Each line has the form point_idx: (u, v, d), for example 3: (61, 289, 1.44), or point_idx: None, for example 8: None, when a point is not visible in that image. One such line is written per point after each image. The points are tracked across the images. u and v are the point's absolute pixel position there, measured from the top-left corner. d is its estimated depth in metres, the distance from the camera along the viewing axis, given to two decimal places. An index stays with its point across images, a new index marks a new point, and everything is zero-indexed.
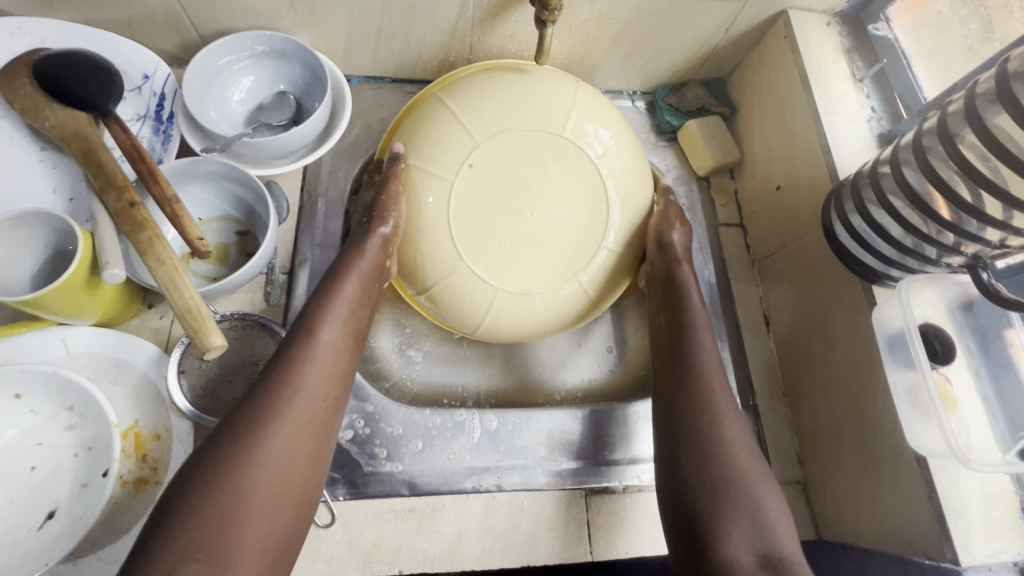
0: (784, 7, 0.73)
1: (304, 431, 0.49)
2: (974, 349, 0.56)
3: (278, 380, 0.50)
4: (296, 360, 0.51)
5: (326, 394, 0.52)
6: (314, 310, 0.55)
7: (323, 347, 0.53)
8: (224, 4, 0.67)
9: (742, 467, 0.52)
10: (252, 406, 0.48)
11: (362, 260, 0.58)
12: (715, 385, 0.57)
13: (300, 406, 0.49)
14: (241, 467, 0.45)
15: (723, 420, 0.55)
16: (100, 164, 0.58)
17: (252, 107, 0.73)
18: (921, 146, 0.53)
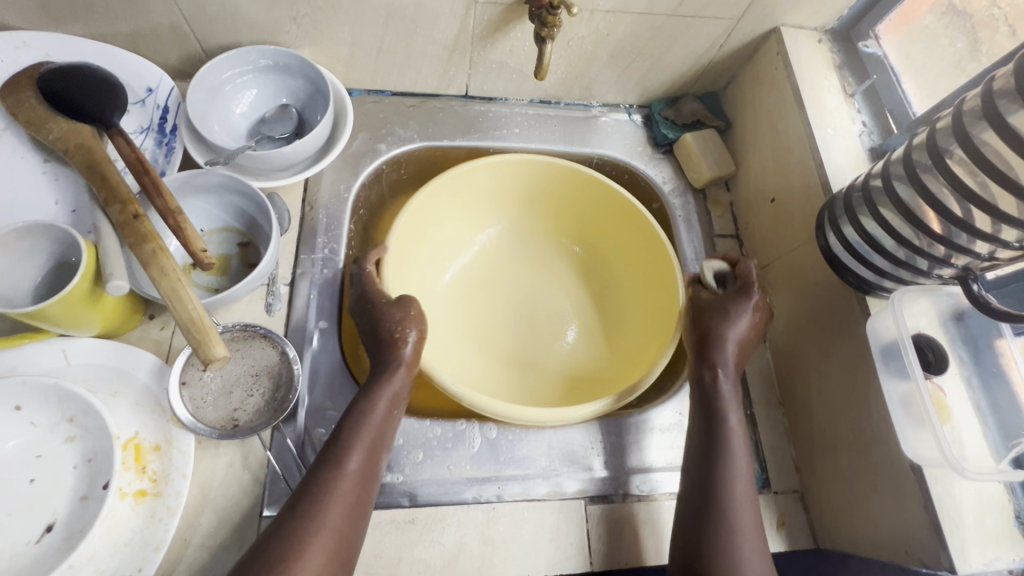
0: (776, 24, 0.75)
1: (319, 575, 0.48)
2: (966, 359, 0.57)
3: (295, 532, 0.49)
4: (315, 505, 0.51)
5: (342, 538, 0.51)
6: (346, 436, 0.56)
7: (353, 468, 0.54)
8: (229, 18, 0.68)
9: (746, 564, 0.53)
10: (270, 561, 0.47)
11: (385, 397, 0.59)
12: (742, 503, 0.56)
13: (314, 561, 0.48)
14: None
15: (745, 549, 0.53)
16: (104, 177, 0.59)
17: (254, 120, 0.73)
18: (911, 161, 0.55)
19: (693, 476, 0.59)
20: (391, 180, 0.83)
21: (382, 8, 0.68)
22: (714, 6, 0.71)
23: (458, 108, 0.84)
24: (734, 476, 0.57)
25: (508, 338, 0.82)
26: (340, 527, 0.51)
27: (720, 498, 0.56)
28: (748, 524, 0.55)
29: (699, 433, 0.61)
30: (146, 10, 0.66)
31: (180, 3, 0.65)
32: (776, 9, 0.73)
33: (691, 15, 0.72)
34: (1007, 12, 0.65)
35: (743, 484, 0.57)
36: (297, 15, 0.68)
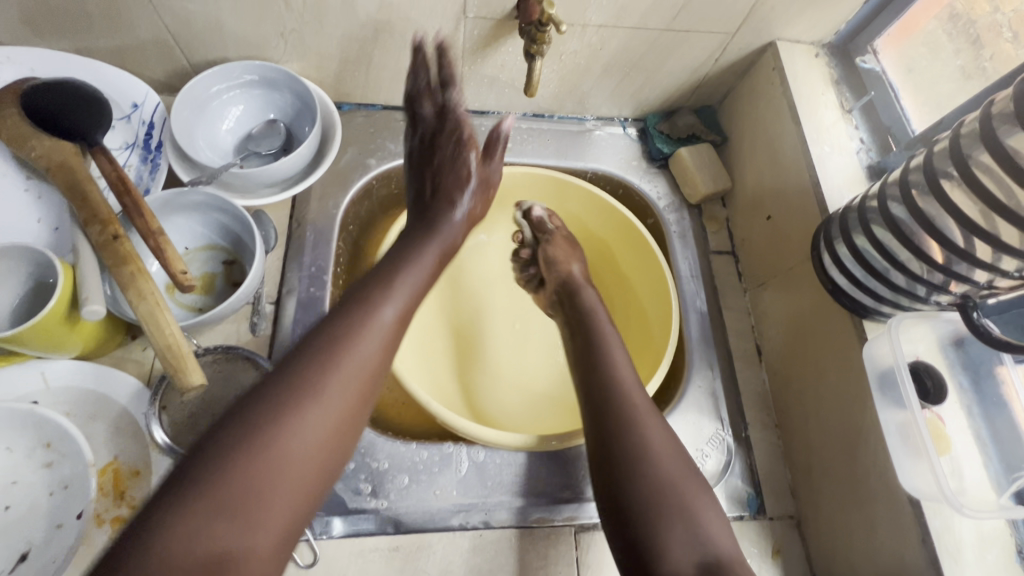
0: (773, 38, 0.74)
1: (295, 476, 0.40)
2: (967, 386, 0.56)
3: (298, 385, 0.42)
4: (333, 344, 0.45)
5: (345, 440, 0.44)
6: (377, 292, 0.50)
7: (388, 316, 0.49)
8: (215, 33, 0.67)
9: (650, 443, 0.53)
10: (276, 394, 0.42)
11: (411, 271, 0.54)
12: (635, 395, 0.57)
13: (326, 403, 0.43)
14: (263, 459, 0.39)
15: (648, 430, 0.54)
16: (85, 196, 0.58)
17: (242, 136, 0.72)
18: (908, 184, 0.53)
19: (586, 384, 0.60)
20: (381, 195, 0.82)
21: (370, 24, 0.67)
22: (709, 20, 0.70)
23: None
24: (621, 381, 0.58)
25: (502, 355, 0.82)
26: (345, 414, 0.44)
27: (610, 393, 0.57)
28: (642, 404, 0.56)
29: (582, 342, 0.65)
30: (131, 26, 0.65)
31: (164, 18, 0.64)
32: (772, 23, 0.72)
33: (685, 29, 0.71)
34: (1012, 17, 0.62)
35: (632, 384, 0.59)
36: (283, 30, 0.67)
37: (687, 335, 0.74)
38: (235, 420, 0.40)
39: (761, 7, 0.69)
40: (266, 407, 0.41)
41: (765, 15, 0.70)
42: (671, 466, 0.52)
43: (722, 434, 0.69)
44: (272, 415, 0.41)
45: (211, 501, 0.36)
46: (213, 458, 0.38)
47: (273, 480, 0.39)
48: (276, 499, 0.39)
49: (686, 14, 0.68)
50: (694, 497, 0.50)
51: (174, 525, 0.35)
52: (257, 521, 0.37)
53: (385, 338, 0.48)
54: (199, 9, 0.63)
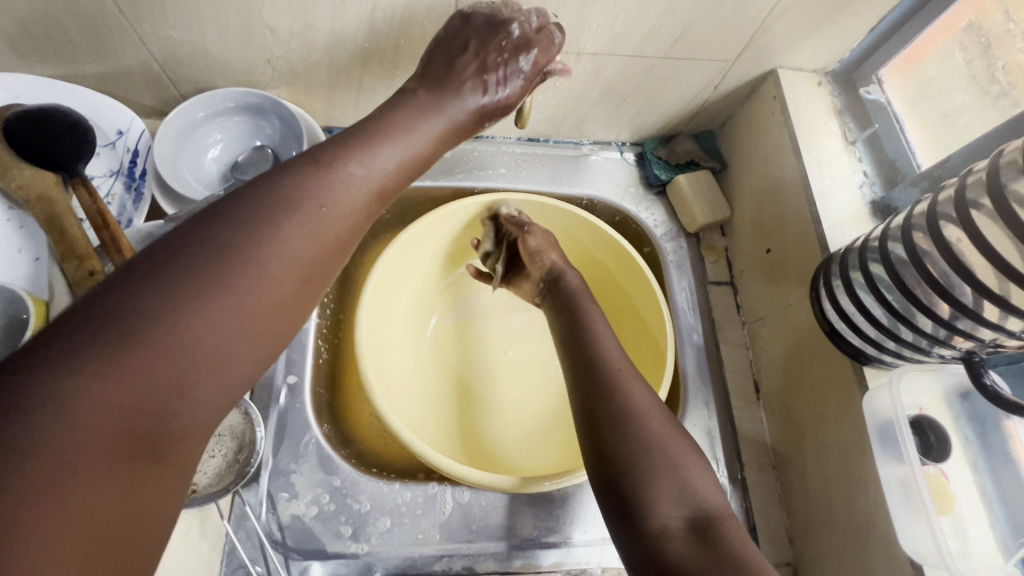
0: (774, 66, 0.72)
1: (263, 298, 0.35)
2: (972, 439, 0.53)
3: (254, 223, 0.35)
4: (288, 199, 0.37)
5: (300, 304, 0.38)
6: (351, 143, 0.43)
7: (360, 172, 0.42)
8: (201, 60, 0.65)
9: (641, 408, 0.51)
10: (222, 232, 0.34)
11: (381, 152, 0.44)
12: (618, 360, 0.56)
13: (274, 261, 0.35)
14: (202, 305, 0.32)
15: (632, 391, 0.52)
16: (62, 230, 0.57)
17: (228, 163, 0.71)
18: (911, 232, 0.51)
19: (572, 355, 0.59)
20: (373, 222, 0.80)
21: (358, 51, 0.65)
22: (709, 47, 0.67)
23: None
24: (603, 349, 0.57)
25: (497, 383, 0.79)
26: (308, 251, 0.38)
27: (592, 363, 0.56)
28: (627, 370, 0.55)
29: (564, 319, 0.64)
30: (116, 54, 0.64)
31: (149, 45, 0.63)
32: (773, 51, 0.69)
33: (684, 57, 0.69)
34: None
35: (615, 354, 0.57)
36: (271, 58, 0.66)
37: (682, 371, 0.72)
38: (163, 260, 0.32)
39: (762, 34, 0.66)
40: (187, 262, 0.32)
41: (766, 43, 0.68)
42: (662, 427, 0.50)
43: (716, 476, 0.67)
44: (210, 268, 0.33)
45: (135, 345, 0.29)
46: (118, 321, 0.30)
47: (211, 333, 0.32)
48: (216, 367, 0.32)
49: (684, 42, 0.66)
50: (684, 454, 0.48)
51: (85, 390, 0.28)
52: (188, 392, 0.31)
53: (354, 194, 0.42)
54: (184, 37, 0.62)
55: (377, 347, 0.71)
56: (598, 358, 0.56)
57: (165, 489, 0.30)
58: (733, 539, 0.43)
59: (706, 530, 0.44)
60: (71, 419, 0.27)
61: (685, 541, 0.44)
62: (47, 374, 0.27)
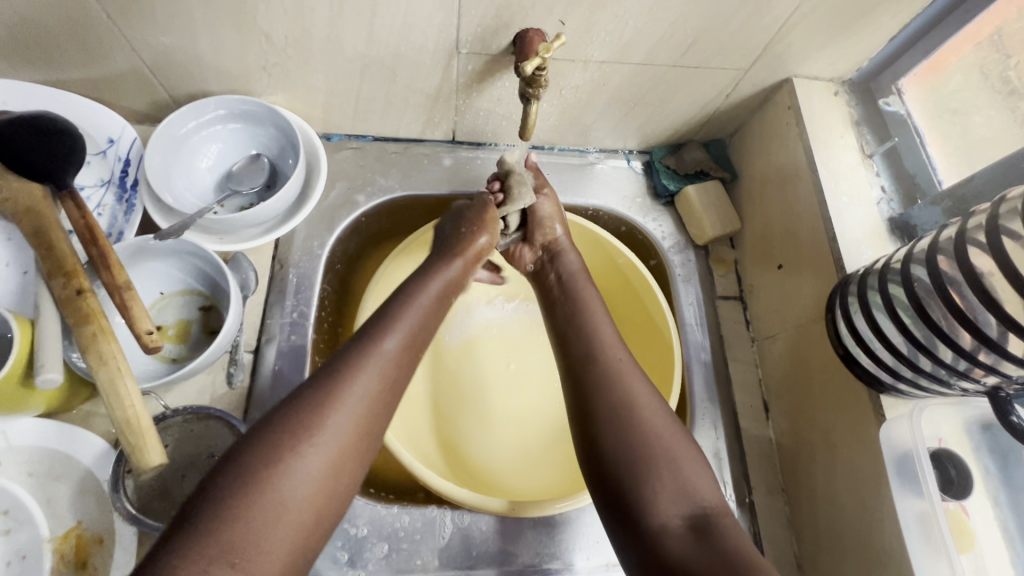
0: (788, 74, 0.69)
1: (309, 496, 0.39)
2: (993, 471, 0.51)
3: (299, 420, 0.41)
4: (333, 388, 0.43)
5: (367, 454, 0.43)
6: (380, 322, 0.49)
7: (389, 348, 0.47)
8: (194, 67, 0.63)
9: (637, 398, 0.50)
10: (274, 432, 0.40)
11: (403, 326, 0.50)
12: (615, 348, 0.54)
13: (323, 444, 0.40)
14: (263, 499, 0.37)
15: (629, 381, 0.51)
16: (50, 246, 0.55)
17: (222, 173, 0.69)
18: (934, 256, 0.48)
19: (565, 345, 0.57)
20: (372, 232, 0.78)
21: (357, 59, 0.63)
22: (722, 56, 0.65)
23: (444, 155, 0.78)
24: (599, 336, 0.56)
25: (499, 397, 0.77)
26: (353, 430, 0.42)
27: (586, 352, 0.55)
28: (623, 358, 0.54)
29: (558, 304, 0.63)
30: (105, 59, 0.61)
31: (140, 51, 0.61)
32: (788, 60, 0.67)
33: (695, 66, 0.66)
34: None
35: (612, 341, 0.55)
36: (266, 64, 0.63)
37: (688, 389, 0.70)
38: (222, 477, 0.38)
39: (777, 43, 0.64)
40: (240, 474, 0.38)
41: (781, 52, 0.65)
42: (659, 420, 0.49)
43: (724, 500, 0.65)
44: (267, 463, 0.38)
45: (198, 562, 0.34)
46: (204, 519, 0.36)
47: (269, 525, 0.37)
48: (268, 562, 0.36)
49: (695, 51, 0.64)
50: (679, 447, 0.47)
51: (178, 573, 0.34)
52: (254, 568, 0.36)
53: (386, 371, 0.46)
54: (176, 44, 0.60)
55: None
56: (595, 339, 0.56)
57: None
58: (730, 535, 0.42)
59: (702, 525, 0.43)
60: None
61: (684, 540, 0.42)
62: (152, 571, 0.34)
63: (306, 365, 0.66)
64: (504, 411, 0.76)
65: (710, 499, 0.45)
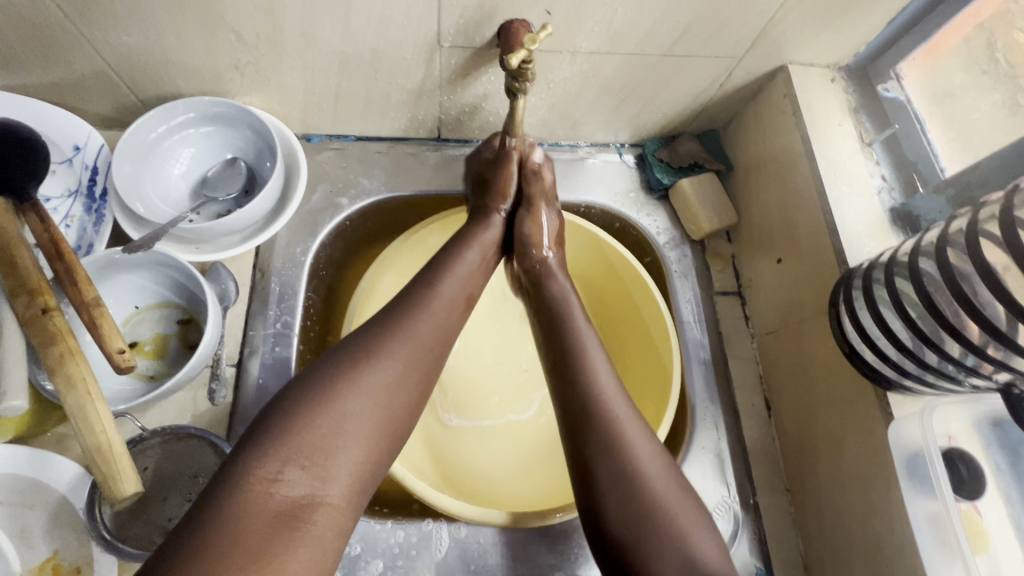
0: (784, 61, 0.67)
1: (381, 400, 0.45)
2: (1005, 468, 0.50)
3: (359, 356, 0.46)
4: (384, 335, 0.48)
5: (423, 379, 0.49)
6: (435, 270, 0.56)
7: (443, 291, 0.54)
8: (161, 67, 0.60)
9: (639, 459, 0.48)
10: (338, 363, 0.46)
11: (447, 282, 0.55)
12: (616, 404, 0.51)
13: (380, 371, 0.46)
14: (330, 419, 0.42)
15: (631, 445, 0.48)
16: (12, 262, 0.51)
17: (197, 179, 0.66)
18: (943, 249, 0.47)
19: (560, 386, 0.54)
20: (357, 236, 0.75)
21: (334, 55, 0.60)
22: (714, 44, 0.62)
23: (430, 153, 0.76)
24: (597, 386, 0.52)
25: (495, 403, 0.75)
26: (405, 369, 0.47)
27: (586, 407, 0.51)
28: (622, 416, 0.50)
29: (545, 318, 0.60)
30: (65, 61, 0.58)
31: (102, 52, 0.57)
32: (783, 47, 0.64)
33: (688, 54, 0.63)
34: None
35: (613, 398, 0.51)
36: (238, 63, 0.60)
37: (689, 388, 0.68)
38: (303, 385, 0.44)
39: (772, 29, 0.61)
40: (320, 380, 0.44)
41: (776, 38, 0.63)
42: (662, 482, 0.47)
43: (728, 501, 0.63)
44: (331, 388, 0.44)
45: (285, 446, 0.40)
46: (280, 419, 0.42)
47: (340, 422, 0.42)
48: (343, 453, 0.42)
49: (687, 39, 0.61)
50: (687, 521, 0.46)
51: (262, 467, 0.39)
52: (325, 469, 0.41)
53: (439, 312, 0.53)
54: (140, 43, 0.57)
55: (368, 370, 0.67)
56: (591, 380, 0.52)
57: (320, 542, 0.39)
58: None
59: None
60: (249, 492, 0.38)
61: None
62: (239, 463, 0.39)
63: (290, 376, 0.63)
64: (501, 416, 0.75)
65: (715, 564, 0.44)
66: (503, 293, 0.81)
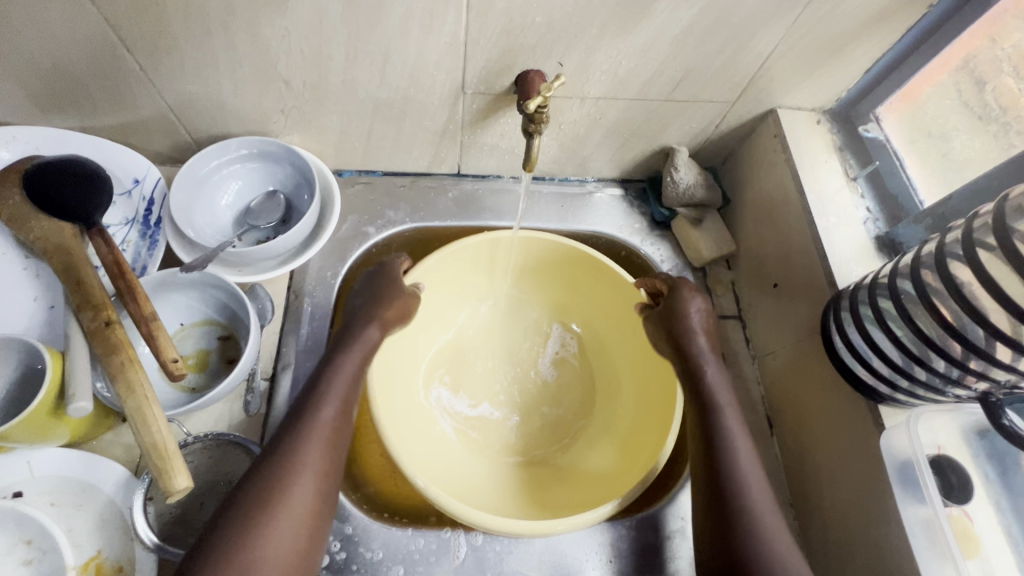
0: (773, 105, 0.74)
1: (287, 548, 0.48)
2: (994, 478, 0.53)
3: (253, 517, 0.48)
4: (274, 486, 0.50)
5: (322, 511, 0.52)
6: (314, 394, 0.56)
7: (325, 416, 0.54)
8: (216, 111, 0.68)
9: (775, 548, 0.51)
10: (236, 524, 0.47)
11: (329, 403, 0.55)
12: (755, 493, 0.54)
13: (283, 523, 0.49)
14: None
15: (772, 536, 0.52)
16: (79, 280, 0.57)
17: (241, 209, 0.72)
18: (918, 271, 0.52)
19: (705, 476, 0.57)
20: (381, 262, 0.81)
21: (369, 100, 0.67)
22: (709, 91, 0.69)
23: (450, 187, 0.82)
24: (741, 477, 0.55)
25: (528, 417, 0.77)
26: (305, 511, 0.50)
27: (739, 493, 0.54)
28: (761, 506, 0.54)
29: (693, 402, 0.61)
30: (133, 104, 0.65)
31: (166, 96, 0.65)
32: (772, 92, 0.71)
33: (685, 99, 0.71)
34: (1012, 53, 0.63)
35: (754, 479, 0.55)
36: (284, 107, 0.68)
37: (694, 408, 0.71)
38: (206, 549, 0.46)
39: (761, 78, 0.68)
40: (222, 546, 0.46)
41: (765, 85, 0.70)
42: (798, 570, 0.50)
43: None
44: (232, 552, 0.46)
45: None
46: None
47: None
48: None
49: (684, 87, 0.69)
50: None
51: None
52: None
53: (327, 438, 0.54)
54: (201, 90, 0.64)
55: (392, 387, 0.69)
56: (733, 472, 0.55)
57: None
58: None
59: None
60: None
61: None
62: None
63: None
64: (534, 430, 0.77)
65: None
66: (534, 307, 0.84)
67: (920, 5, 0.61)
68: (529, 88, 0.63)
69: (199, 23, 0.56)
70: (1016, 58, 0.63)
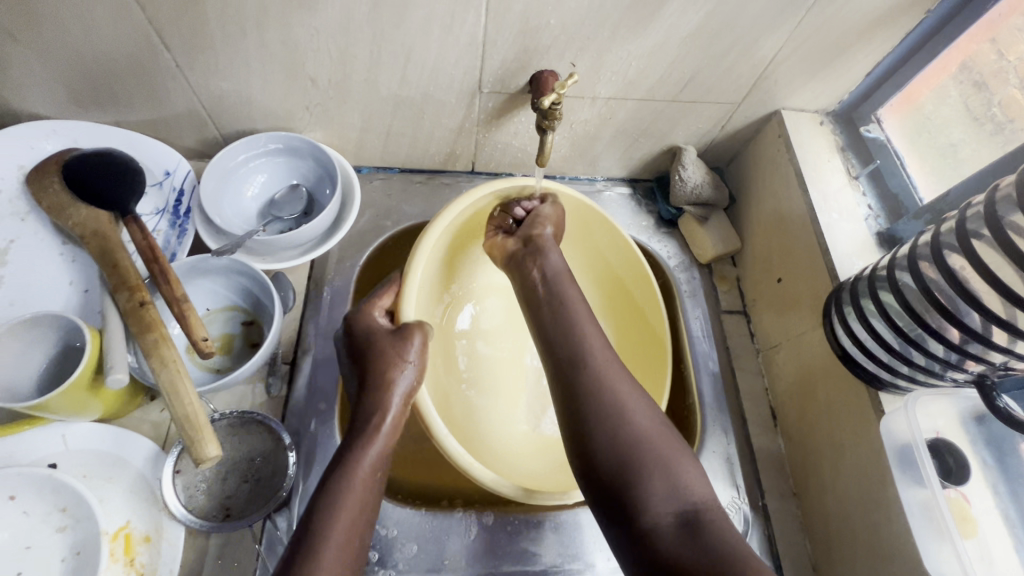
0: (778, 107, 0.76)
1: None
2: (991, 463, 0.55)
3: None
4: None
5: None
6: (336, 477, 0.51)
7: (349, 503, 0.49)
8: (245, 107, 0.71)
9: (622, 398, 0.52)
10: None
11: (351, 489, 0.50)
12: (597, 352, 0.56)
13: None
14: None
15: (619, 390, 0.53)
16: (116, 264, 0.61)
17: (265, 201, 0.76)
18: (916, 263, 0.54)
19: (549, 352, 0.58)
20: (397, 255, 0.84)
21: (390, 98, 0.71)
22: (715, 91, 0.72)
23: (464, 185, 0.85)
24: (583, 335, 0.57)
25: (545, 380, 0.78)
26: None
27: (574, 354, 0.56)
28: (610, 367, 0.55)
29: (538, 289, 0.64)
30: (167, 100, 0.69)
31: (199, 93, 0.69)
32: (776, 94, 0.74)
33: (692, 100, 0.73)
34: (1018, 64, 0.65)
35: (597, 345, 0.57)
36: (309, 104, 0.71)
37: (699, 399, 0.73)
38: None
39: (765, 79, 0.71)
40: None
41: (769, 87, 0.73)
42: (644, 419, 0.51)
43: (738, 503, 0.67)
44: None
45: None
46: None
47: None
48: None
49: (691, 88, 0.71)
50: (669, 448, 0.49)
51: None
52: None
53: (350, 531, 0.48)
54: (232, 87, 0.68)
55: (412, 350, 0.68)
56: (574, 333, 0.58)
57: None
58: (722, 535, 0.44)
59: (694, 524, 0.45)
60: None
61: (677, 536, 0.44)
62: None
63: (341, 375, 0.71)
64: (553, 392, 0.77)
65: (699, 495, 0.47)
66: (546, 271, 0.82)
67: (918, 10, 0.63)
68: (544, 86, 0.66)
69: (235, 23, 0.59)
70: (1020, 70, 0.64)
